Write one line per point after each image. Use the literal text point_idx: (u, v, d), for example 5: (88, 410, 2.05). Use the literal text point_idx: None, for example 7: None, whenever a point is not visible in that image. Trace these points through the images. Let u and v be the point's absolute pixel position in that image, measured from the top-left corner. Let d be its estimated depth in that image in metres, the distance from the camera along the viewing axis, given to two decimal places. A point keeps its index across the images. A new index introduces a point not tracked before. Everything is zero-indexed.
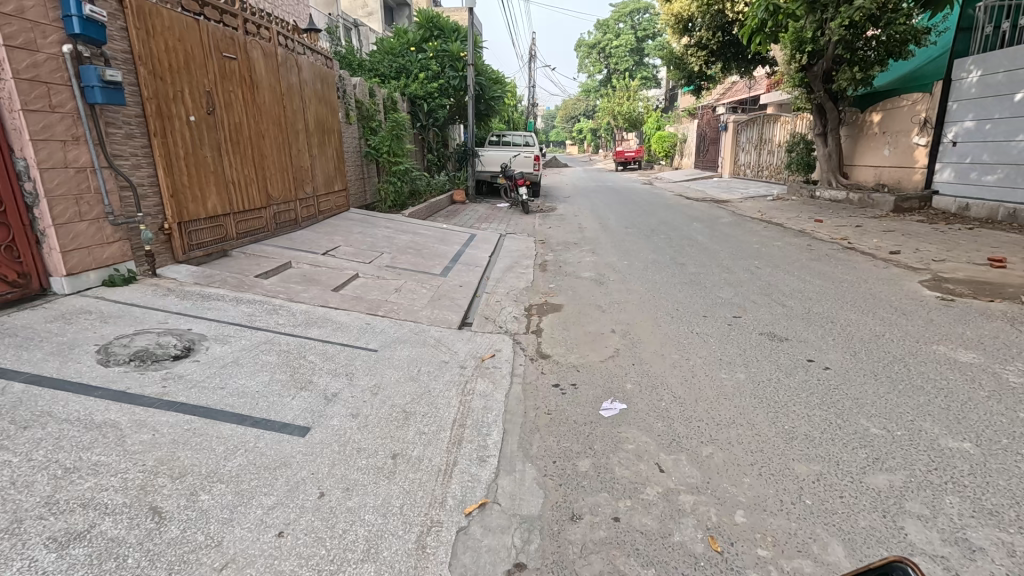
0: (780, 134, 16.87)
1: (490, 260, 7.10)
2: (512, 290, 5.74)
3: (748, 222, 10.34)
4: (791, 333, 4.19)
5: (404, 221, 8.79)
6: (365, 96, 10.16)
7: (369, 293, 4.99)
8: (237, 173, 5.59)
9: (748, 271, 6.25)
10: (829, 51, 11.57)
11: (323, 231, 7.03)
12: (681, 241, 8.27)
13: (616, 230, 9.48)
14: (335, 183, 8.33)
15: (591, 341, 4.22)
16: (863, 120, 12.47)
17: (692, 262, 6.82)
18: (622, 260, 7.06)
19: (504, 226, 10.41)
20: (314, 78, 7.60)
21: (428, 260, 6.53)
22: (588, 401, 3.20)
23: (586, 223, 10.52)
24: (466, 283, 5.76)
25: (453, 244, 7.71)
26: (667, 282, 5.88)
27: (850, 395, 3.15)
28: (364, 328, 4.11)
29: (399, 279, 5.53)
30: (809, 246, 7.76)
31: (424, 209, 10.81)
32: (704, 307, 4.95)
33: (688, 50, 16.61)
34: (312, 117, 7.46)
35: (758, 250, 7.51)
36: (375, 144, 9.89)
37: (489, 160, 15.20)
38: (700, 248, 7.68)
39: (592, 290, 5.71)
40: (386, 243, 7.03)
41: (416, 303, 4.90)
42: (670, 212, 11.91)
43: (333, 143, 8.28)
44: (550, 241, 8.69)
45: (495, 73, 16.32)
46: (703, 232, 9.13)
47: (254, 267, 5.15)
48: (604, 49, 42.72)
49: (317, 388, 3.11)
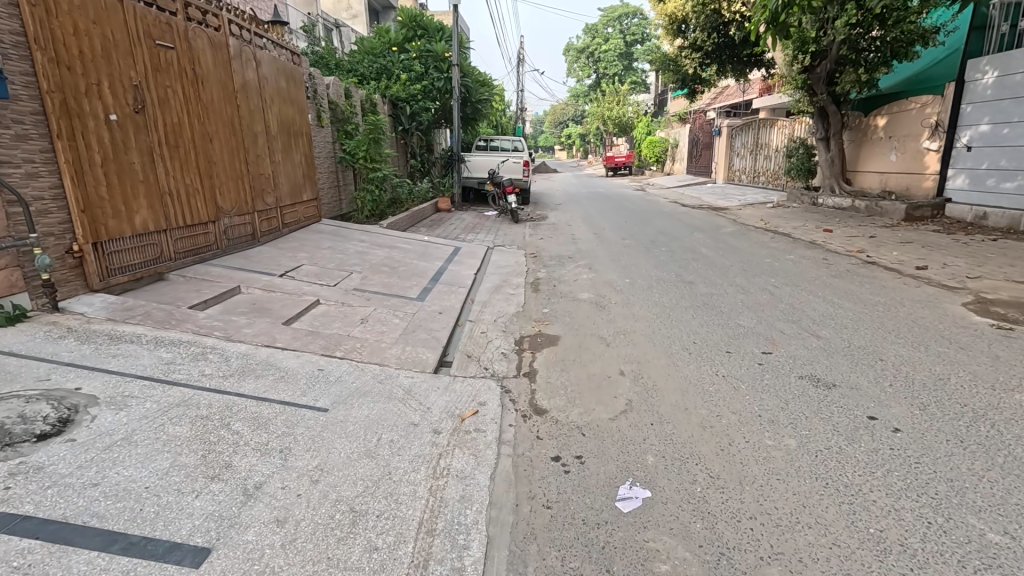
0: (778, 138, 16.32)
1: (476, 279, 6.32)
2: (499, 317, 4.97)
3: (752, 232, 9.69)
4: (837, 377, 3.46)
5: (380, 232, 7.99)
6: (339, 97, 9.36)
7: (329, 326, 4.20)
8: (176, 182, 4.74)
9: (766, 292, 5.54)
10: (832, 51, 11.00)
11: (285, 247, 6.21)
12: (685, 254, 7.57)
13: (613, 242, 8.76)
14: (304, 191, 7.50)
15: (596, 389, 3.46)
16: (867, 124, 11.91)
17: (701, 280, 6.11)
18: (623, 278, 6.32)
19: (492, 237, 9.65)
20: (277, 74, 6.78)
21: (405, 280, 5.74)
22: (598, 486, 2.44)
23: (581, 234, 9.78)
24: (446, 309, 4.98)
25: (435, 260, 6.92)
26: (678, 306, 5.14)
27: (941, 476, 2.41)
28: (315, 377, 3.30)
29: (367, 306, 4.74)
30: (824, 260, 7.09)
31: (405, 219, 10.01)
32: (725, 339, 4.22)
33: (682, 52, 16.02)
34: (275, 118, 6.63)
35: (771, 265, 6.83)
36: (350, 149, 9.01)
37: (477, 166, 14.44)
38: (707, 263, 6.99)
39: (592, 316, 4.96)
40: (358, 260, 6.22)
41: (385, 337, 4.11)
42: (668, 220, 11.26)
43: (302, 147, 7.46)
44: (542, 255, 7.93)
45: (482, 75, 15.59)
46: (708, 244, 8.44)
47: (192, 295, 4.32)
48: (593, 53, 42.30)
49: (236, 476, 2.31)
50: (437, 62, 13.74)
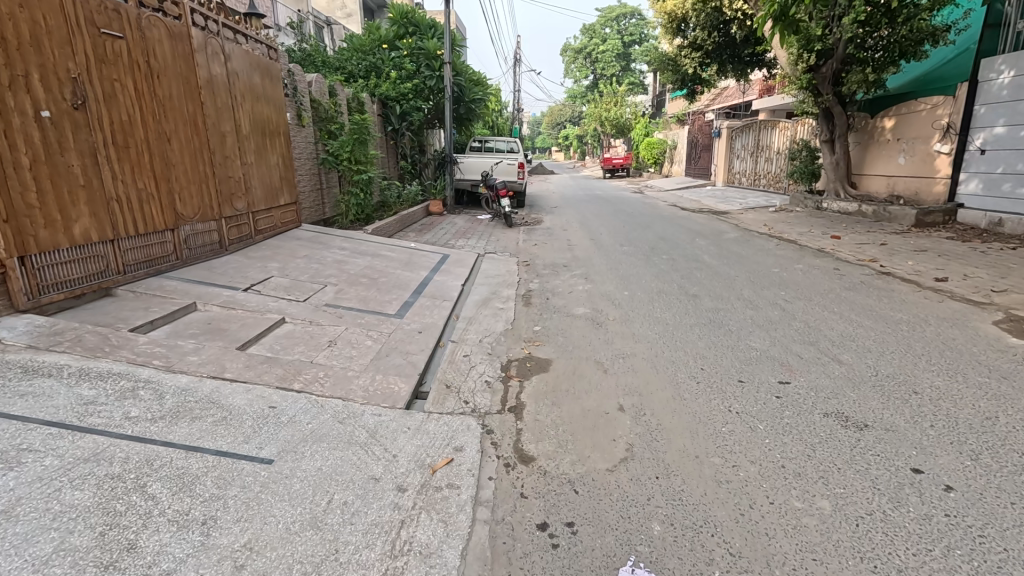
0: (780, 140, 15.91)
1: (463, 291, 5.86)
2: (486, 336, 4.51)
3: (756, 239, 9.25)
4: (869, 415, 3.01)
5: (364, 239, 7.51)
6: (323, 95, 8.88)
7: (292, 350, 3.72)
8: (125, 187, 4.27)
9: (777, 308, 5.09)
10: (838, 50, 10.58)
11: (256, 256, 5.74)
12: (687, 263, 7.13)
13: (611, 249, 8.31)
14: (280, 196, 7.02)
15: (593, 429, 2.99)
16: (874, 126, 11.50)
17: (706, 293, 5.66)
18: (622, 290, 5.87)
19: (484, 243, 9.19)
20: (250, 70, 6.31)
21: (384, 293, 5.27)
22: (594, 569, 1.98)
23: (577, 240, 9.31)
24: (427, 328, 4.51)
25: (419, 270, 6.45)
26: (682, 324, 4.69)
27: (1014, 557, 1.96)
28: (264, 417, 2.83)
29: (339, 326, 4.27)
30: (836, 270, 6.65)
31: (393, 224, 9.53)
32: (737, 365, 3.77)
33: (681, 51, 15.59)
34: (246, 117, 6.15)
35: (780, 276, 6.39)
36: (334, 150, 8.53)
37: (470, 168, 13.97)
38: (711, 273, 6.55)
39: (587, 335, 4.50)
40: (334, 271, 5.75)
41: (354, 364, 3.63)
42: (667, 225, 10.83)
43: (279, 148, 6.99)
44: (535, 263, 7.47)
45: (476, 73, 15.11)
46: (710, 252, 8.00)
47: (139, 313, 3.84)
48: (590, 54, 41.90)
49: (138, 562, 1.84)
50: (428, 60, 13.26)
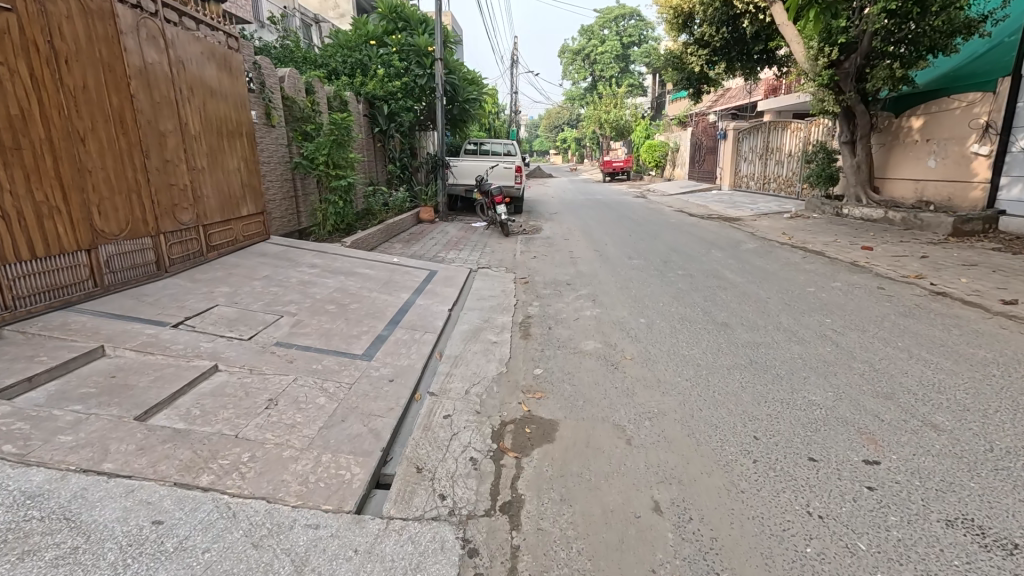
0: (791, 142, 15.07)
1: (449, 319, 4.96)
2: (473, 385, 3.60)
3: (778, 249, 8.38)
4: (1011, 524, 2.13)
5: (339, 253, 6.62)
6: (298, 93, 8.02)
7: (215, 415, 2.81)
8: (17, 199, 3.36)
9: (829, 342, 4.21)
10: (863, 44, 9.73)
11: (202, 279, 4.82)
12: (707, 281, 6.26)
13: (619, 263, 7.43)
14: (242, 205, 6.11)
15: (622, 550, 2.08)
16: (898, 125, 10.66)
17: (738, 321, 4.78)
18: (637, 316, 4.99)
19: (477, 255, 8.30)
20: (200, 59, 5.40)
21: (353, 325, 4.36)
22: None
23: (580, 252, 8.42)
24: (400, 375, 3.60)
25: (399, 292, 5.54)
26: (718, 366, 3.80)
27: None
28: (138, 546, 1.91)
29: (286, 374, 3.36)
30: (881, 289, 5.79)
31: (377, 234, 8.62)
32: (801, 433, 2.87)
33: (687, 49, 14.78)
34: (195, 113, 5.24)
35: (819, 297, 5.51)
36: (309, 152, 7.60)
37: (464, 171, 13.07)
38: (739, 295, 5.67)
39: (602, 382, 3.61)
40: (296, 295, 4.84)
41: (295, 436, 2.72)
42: (677, 234, 9.98)
43: (240, 150, 6.09)
44: (535, 280, 6.58)
45: (471, 72, 14.26)
46: (731, 266, 7.13)
47: (16, 366, 2.92)
48: (588, 55, 41.18)
49: None
50: (418, 56, 12.42)
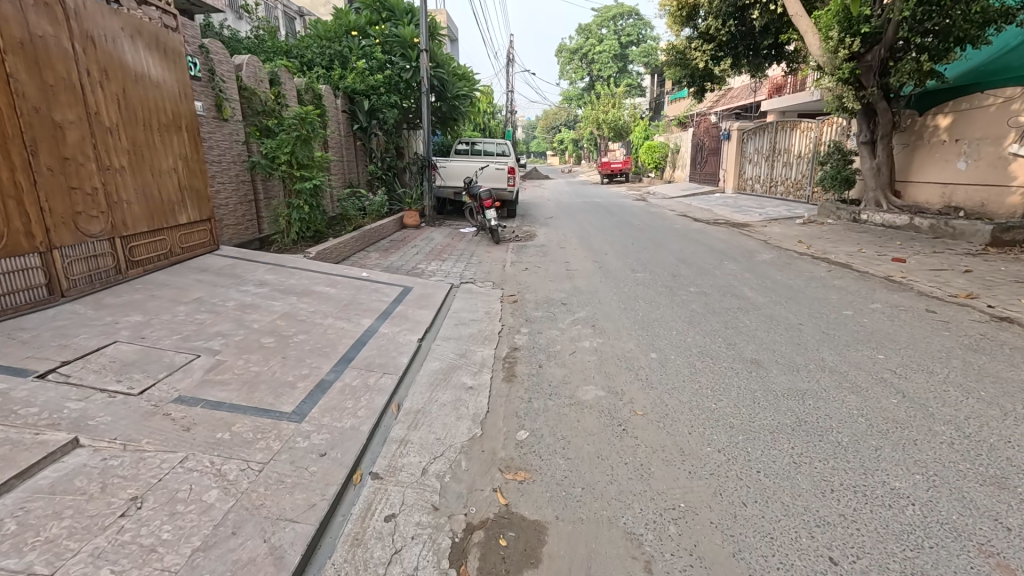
0: (800, 143, 14.24)
1: (416, 354, 4.05)
2: (434, 459, 2.69)
3: (798, 261, 7.52)
4: None
5: (298, 268, 5.70)
6: (259, 84, 7.14)
7: (35, 533, 1.89)
8: None
9: (890, 390, 3.34)
10: (887, 34, 8.87)
11: (111, 305, 3.89)
12: (724, 301, 5.38)
13: (621, 278, 6.55)
14: (179, 211, 5.19)
15: None
16: (923, 124, 9.82)
17: (771, 358, 3.90)
18: (647, 349, 4.11)
19: (462, 266, 7.41)
20: (121, 36, 4.49)
21: (289, 368, 3.44)
22: None
23: (577, 263, 7.54)
24: (337, 446, 2.68)
25: (361, 317, 4.62)
26: (757, 429, 2.91)
27: None
28: None
29: (173, 451, 2.45)
30: (931, 313, 4.93)
31: (350, 243, 7.72)
32: (900, 555, 1.98)
33: (690, 44, 13.95)
34: (111, 101, 4.32)
35: (860, 324, 4.65)
36: (268, 150, 6.69)
37: (452, 173, 12.17)
38: (764, 320, 4.79)
39: (607, 454, 2.71)
40: (227, 325, 3.92)
41: (148, 572, 1.80)
42: (683, 242, 9.11)
43: (176, 147, 5.17)
44: (524, 299, 5.68)
45: (462, 66, 13.37)
46: (749, 282, 6.26)
47: None
48: (586, 55, 40.41)
49: None
50: (403, 48, 11.55)
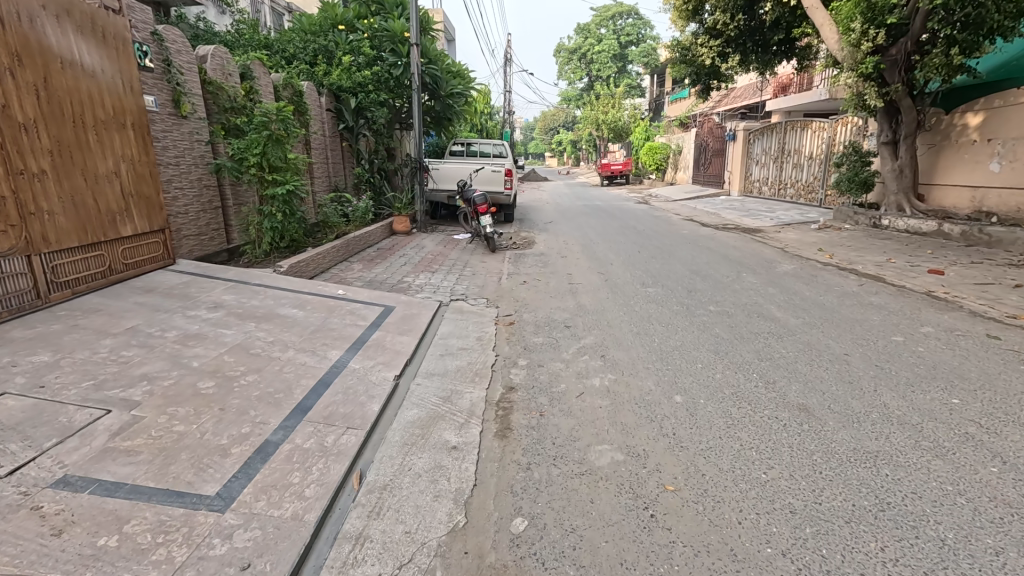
0: (811, 143, 13.58)
1: (390, 398, 3.34)
2: (400, 568, 1.98)
3: (823, 272, 6.85)
4: None
5: (264, 286, 5.00)
6: (228, 78, 6.43)
7: None
8: None
9: (982, 452, 2.66)
10: (914, 25, 8.19)
11: (15, 342, 3.18)
12: (751, 324, 4.70)
13: (630, 294, 5.86)
14: (123, 222, 4.52)
15: None
16: (950, 123, 9.17)
17: (823, 404, 3.21)
18: (668, 390, 3.43)
19: (453, 279, 6.72)
20: (40, 14, 3.81)
21: (226, 425, 2.73)
22: None
23: (580, 276, 6.85)
24: (268, 551, 1.98)
25: (329, 347, 3.92)
26: (826, 516, 2.22)
27: None
28: None
29: (26, 575, 1.73)
30: (993, 339, 4.26)
31: (330, 253, 7.03)
32: None
33: (696, 39, 13.31)
34: (26, 91, 3.64)
35: (917, 354, 3.97)
36: (236, 151, 5.97)
37: (446, 175, 11.45)
38: (803, 349, 4.11)
39: (634, 561, 2.01)
40: (158, 365, 3.21)
41: None
42: (694, 250, 8.44)
43: (120, 147, 4.48)
44: (522, 321, 4.99)
45: (456, 64, 12.64)
46: (775, 299, 5.58)
47: None
48: (585, 55, 39.77)
49: None
50: (392, 43, 10.84)
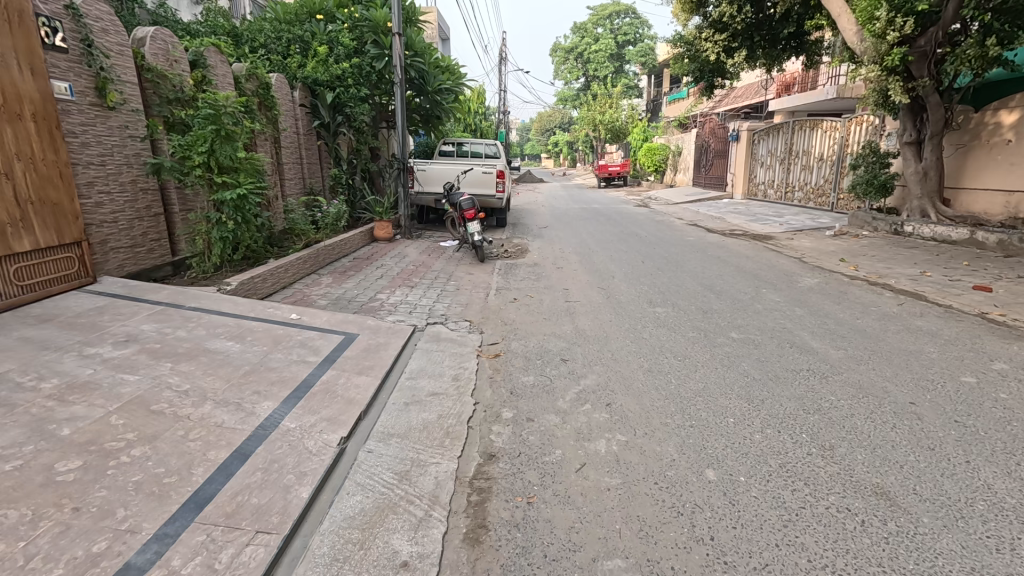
0: (822, 144, 12.83)
1: (329, 478, 2.49)
2: None
3: (853, 288, 6.07)
4: None
5: (200, 312, 4.16)
6: (174, 65, 5.58)
7: None
8: None
9: None
10: (947, 12, 7.42)
11: None
12: (785, 359, 3.90)
13: (637, 316, 5.06)
14: (19, 238, 3.72)
15: None
16: (982, 122, 8.44)
17: (906, 486, 2.39)
18: (695, 462, 2.63)
19: (434, 296, 5.89)
20: None
21: (72, 541, 1.89)
22: None
23: (579, 293, 6.03)
24: None
25: (259, 396, 3.07)
26: None
27: None
28: None
29: None
30: None
31: (294, 265, 6.20)
32: None
33: (700, 33, 12.54)
34: None
35: (1001, 403, 3.17)
36: (178, 148, 5.11)
37: (432, 177, 10.58)
38: (857, 395, 3.30)
39: None
40: (10, 436, 2.38)
41: None
42: (704, 261, 7.64)
43: (13, 144, 3.64)
44: (509, 354, 4.17)
45: (445, 58, 11.80)
46: (805, 323, 4.77)
47: None
48: (581, 54, 39.08)
49: None
50: (375, 34, 9.99)
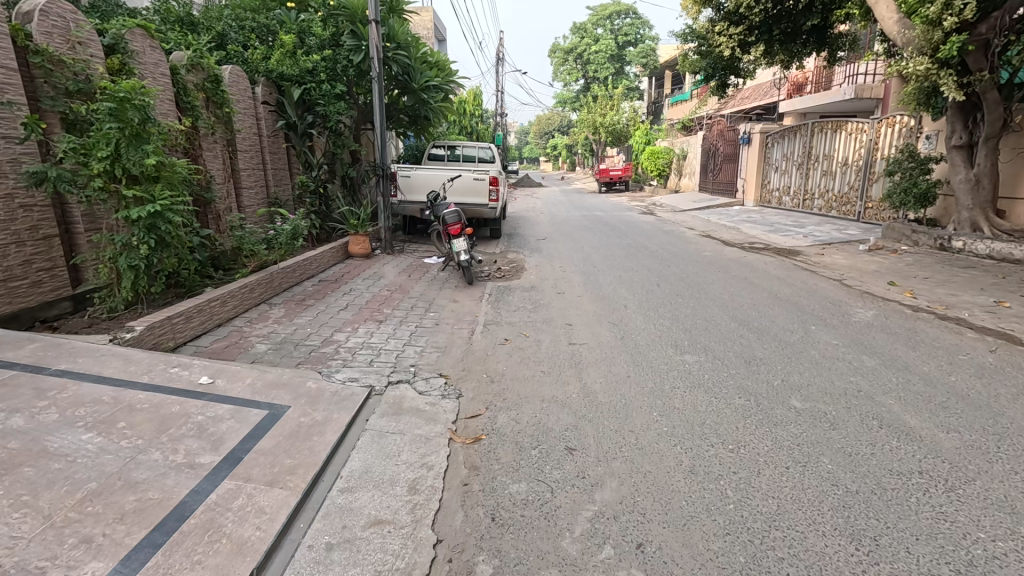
0: (846, 147, 11.74)
1: None
2: None
3: (920, 323, 4.96)
4: None
5: (65, 382, 3.02)
6: (78, 48, 4.42)
7: None
8: None
9: None
10: None
11: None
12: (883, 455, 2.75)
13: (660, 369, 3.94)
14: None
15: None
16: None
17: None
18: None
19: (405, 335, 4.77)
20: None
21: None
22: None
23: (585, 330, 4.91)
24: None
25: (84, 551, 1.93)
26: None
27: None
28: None
29: None
30: None
31: (236, 296, 5.05)
32: None
33: (714, 26, 11.46)
34: None
35: None
36: (70, 151, 3.95)
37: (419, 184, 9.42)
38: (1019, 532, 2.17)
39: None
40: None
41: None
42: (730, 285, 6.53)
43: None
44: (493, 439, 3.02)
45: (434, 53, 10.65)
46: (885, 383, 3.63)
47: None
48: (580, 55, 38.08)
49: None
50: (352, 24, 8.81)
